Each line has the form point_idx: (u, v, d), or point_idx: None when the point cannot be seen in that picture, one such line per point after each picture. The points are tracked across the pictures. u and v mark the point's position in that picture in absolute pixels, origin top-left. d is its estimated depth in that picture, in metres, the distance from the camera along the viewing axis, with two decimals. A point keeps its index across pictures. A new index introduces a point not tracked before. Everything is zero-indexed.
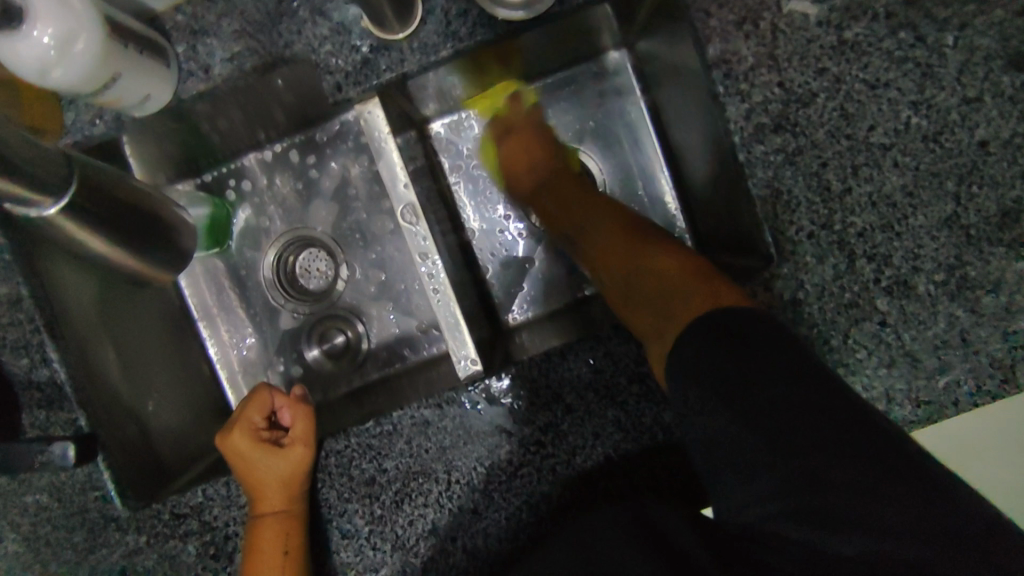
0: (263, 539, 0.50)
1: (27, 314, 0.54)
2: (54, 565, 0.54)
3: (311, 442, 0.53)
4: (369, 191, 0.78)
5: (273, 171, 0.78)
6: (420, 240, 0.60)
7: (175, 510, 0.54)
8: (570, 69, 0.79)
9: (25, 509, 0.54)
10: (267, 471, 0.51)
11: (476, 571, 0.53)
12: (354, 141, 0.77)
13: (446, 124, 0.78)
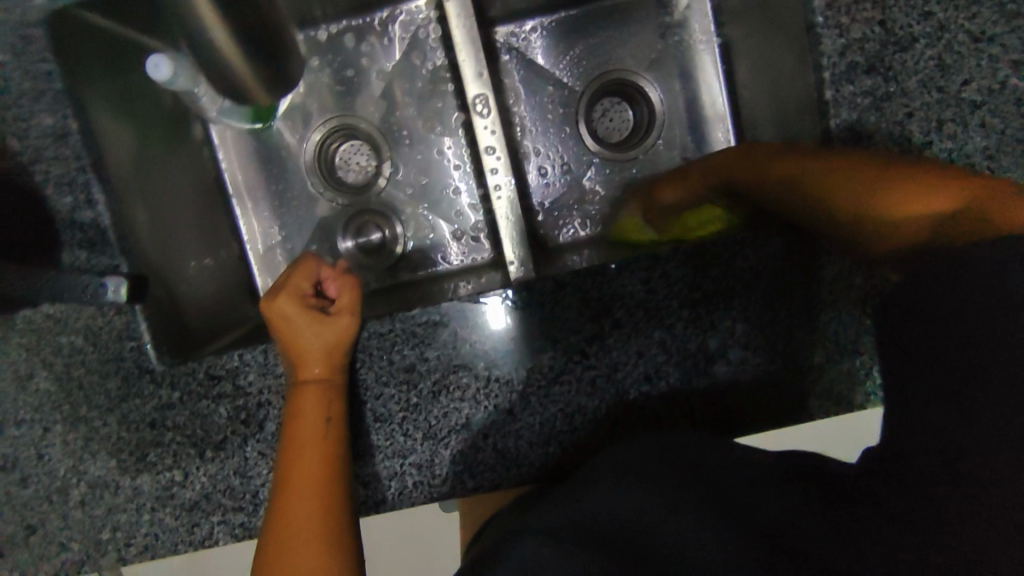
0: (303, 410, 0.51)
1: (73, 151, 0.52)
2: (84, 407, 0.54)
3: (356, 312, 0.54)
4: (421, 88, 0.75)
5: (324, 53, 0.75)
6: (487, 133, 0.59)
7: (211, 371, 0.54)
8: None
9: (59, 349, 0.53)
10: (310, 340, 0.51)
11: (503, 466, 0.55)
12: (415, 34, 0.75)
13: (514, 32, 0.77)
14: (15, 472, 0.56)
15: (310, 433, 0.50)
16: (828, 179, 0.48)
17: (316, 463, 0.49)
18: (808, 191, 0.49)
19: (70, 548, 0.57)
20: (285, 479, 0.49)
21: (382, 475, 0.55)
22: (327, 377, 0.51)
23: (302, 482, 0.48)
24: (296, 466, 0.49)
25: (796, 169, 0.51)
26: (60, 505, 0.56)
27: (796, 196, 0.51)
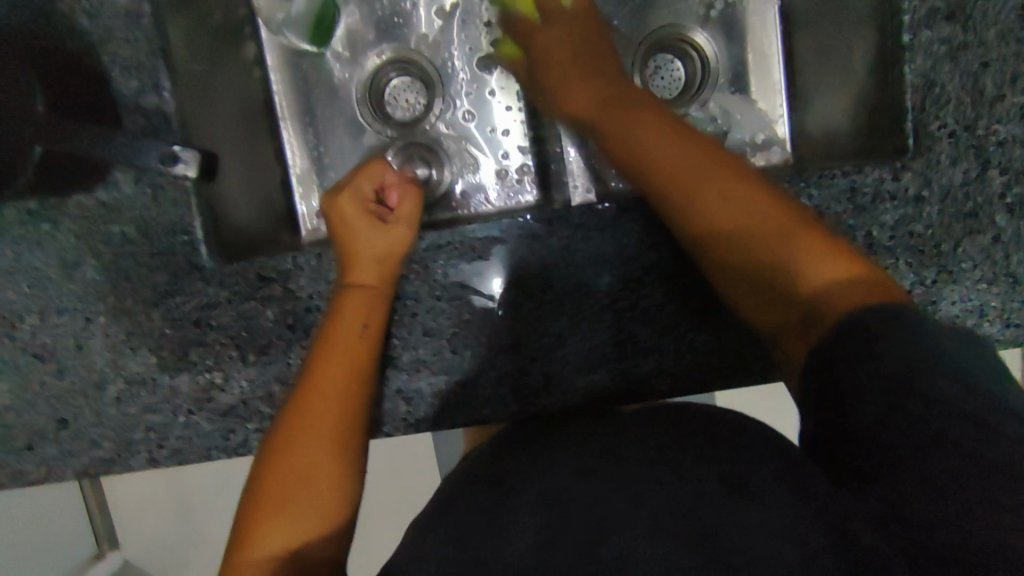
0: (343, 317, 0.50)
1: (145, 34, 0.51)
2: (129, 301, 0.53)
3: (413, 226, 0.54)
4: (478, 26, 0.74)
5: None
6: None
7: (260, 273, 0.53)
8: None
9: (110, 239, 0.52)
10: (367, 242, 0.52)
11: (547, 392, 0.54)
12: None
13: None
14: (52, 363, 0.54)
15: (348, 342, 0.50)
16: (733, 186, 0.50)
17: (347, 375, 0.49)
18: (725, 199, 0.49)
19: (102, 446, 0.56)
20: (310, 383, 0.49)
21: (426, 393, 0.54)
22: (377, 289, 0.51)
23: (331, 389, 0.49)
24: (327, 373, 0.49)
25: (708, 181, 0.50)
26: (96, 400, 0.55)
27: (712, 199, 0.50)
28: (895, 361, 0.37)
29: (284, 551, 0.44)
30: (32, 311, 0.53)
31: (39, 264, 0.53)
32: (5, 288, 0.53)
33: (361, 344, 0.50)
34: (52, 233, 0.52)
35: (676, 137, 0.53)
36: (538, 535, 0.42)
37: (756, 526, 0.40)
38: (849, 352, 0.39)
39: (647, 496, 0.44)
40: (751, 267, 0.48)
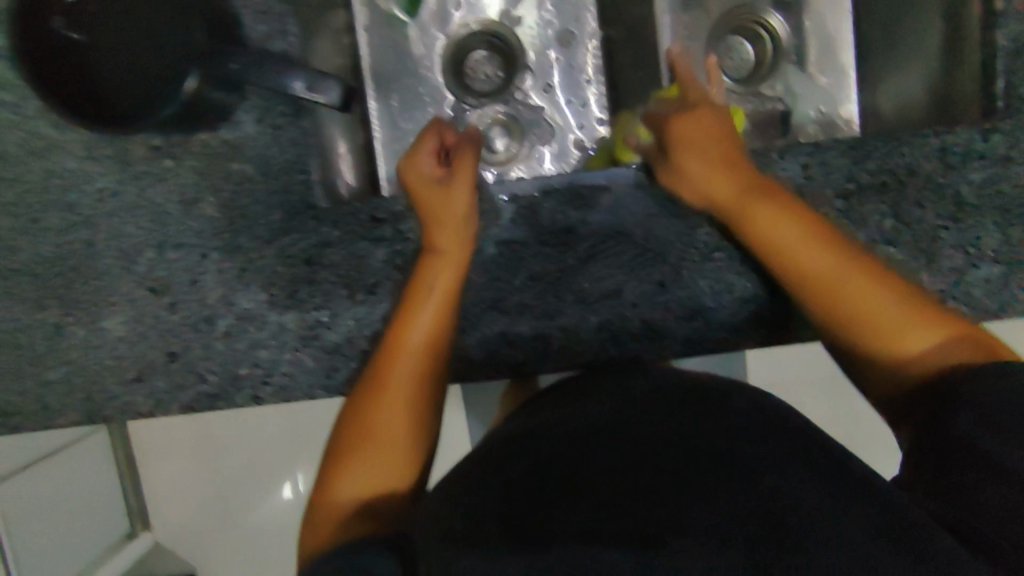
0: (428, 276, 0.49)
1: None
2: (244, 238, 0.55)
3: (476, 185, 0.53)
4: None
5: None
6: None
7: (373, 214, 0.55)
8: None
9: (230, 176, 0.54)
10: (446, 207, 0.51)
11: (646, 336, 0.57)
12: None
13: None
14: (166, 296, 0.56)
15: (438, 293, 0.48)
16: (840, 244, 0.43)
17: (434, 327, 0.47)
18: (821, 244, 0.43)
19: (208, 380, 0.57)
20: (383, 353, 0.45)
21: (526, 335, 0.57)
22: (459, 256, 0.50)
23: (419, 345, 0.46)
24: (416, 322, 0.46)
25: (781, 208, 0.45)
26: (206, 335, 0.57)
27: (805, 236, 0.43)
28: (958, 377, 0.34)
29: (357, 502, 0.40)
30: (150, 246, 0.55)
31: (160, 200, 0.55)
32: (125, 222, 0.55)
33: (448, 295, 0.48)
34: (174, 169, 0.54)
35: (737, 168, 0.48)
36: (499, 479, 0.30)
37: (793, 463, 0.29)
38: (976, 380, 0.32)
39: (682, 483, 0.27)
40: (861, 314, 0.40)
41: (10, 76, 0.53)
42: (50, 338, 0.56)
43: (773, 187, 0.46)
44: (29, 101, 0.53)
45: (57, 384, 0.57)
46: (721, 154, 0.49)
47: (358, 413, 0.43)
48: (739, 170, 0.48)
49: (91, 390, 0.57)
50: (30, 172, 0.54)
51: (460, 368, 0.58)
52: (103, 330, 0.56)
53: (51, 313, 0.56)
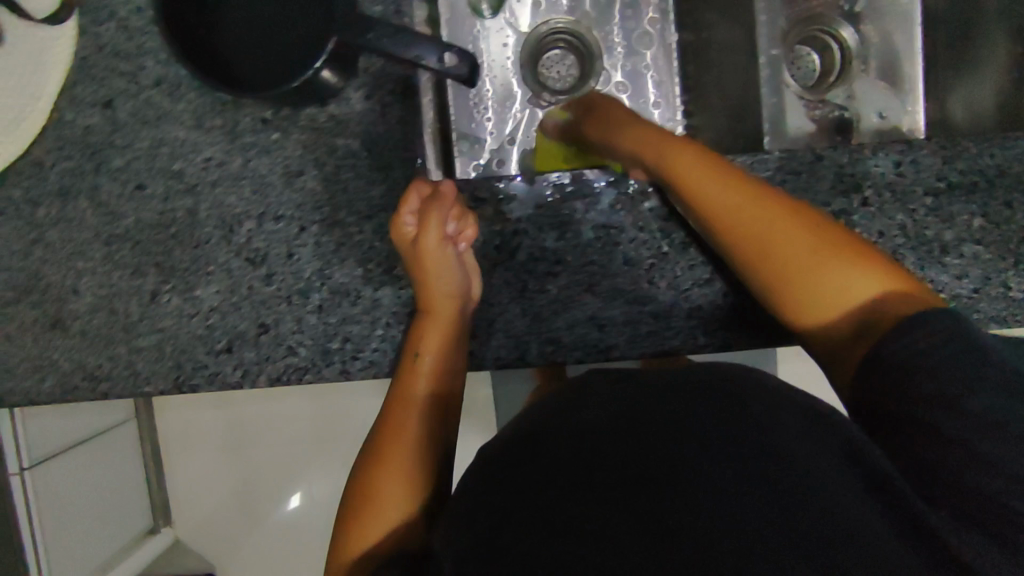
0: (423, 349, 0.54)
1: None
2: (343, 212, 0.56)
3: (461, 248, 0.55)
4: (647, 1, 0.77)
5: None
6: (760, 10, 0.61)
7: (475, 195, 0.57)
8: None
9: (335, 150, 0.56)
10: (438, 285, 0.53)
11: (736, 326, 0.57)
12: None
13: None
14: (264, 267, 0.56)
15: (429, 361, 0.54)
16: (819, 242, 0.48)
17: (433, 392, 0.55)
18: (815, 252, 0.48)
19: (298, 353, 0.57)
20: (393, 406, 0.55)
21: (618, 320, 0.57)
22: (448, 326, 0.54)
23: (422, 406, 0.54)
24: (416, 397, 0.54)
25: (773, 225, 0.49)
26: (299, 307, 0.57)
27: (795, 245, 0.48)
28: (908, 358, 0.39)
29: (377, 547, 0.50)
30: (251, 217, 0.56)
31: (264, 172, 0.56)
32: (229, 192, 0.56)
33: (443, 362, 0.55)
34: (281, 142, 0.56)
35: (736, 182, 0.51)
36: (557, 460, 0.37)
37: (802, 465, 0.36)
38: (918, 364, 0.39)
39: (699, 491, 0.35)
40: (844, 303, 0.47)
41: (130, 47, 0.55)
42: (145, 305, 0.56)
43: (763, 191, 0.50)
44: (145, 72, 0.55)
45: (149, 351, 0.57)
46: (716, 175, 0.51)
47: (366, 474, 0.53)
48: (739, 185, 0.51)
49: (180, 358, 0.57)
50: (140, 140, 0.56)
51: (550, 351, 0.57)
52: (197, 299, 0.57)
53: (149, 280, 0.56)
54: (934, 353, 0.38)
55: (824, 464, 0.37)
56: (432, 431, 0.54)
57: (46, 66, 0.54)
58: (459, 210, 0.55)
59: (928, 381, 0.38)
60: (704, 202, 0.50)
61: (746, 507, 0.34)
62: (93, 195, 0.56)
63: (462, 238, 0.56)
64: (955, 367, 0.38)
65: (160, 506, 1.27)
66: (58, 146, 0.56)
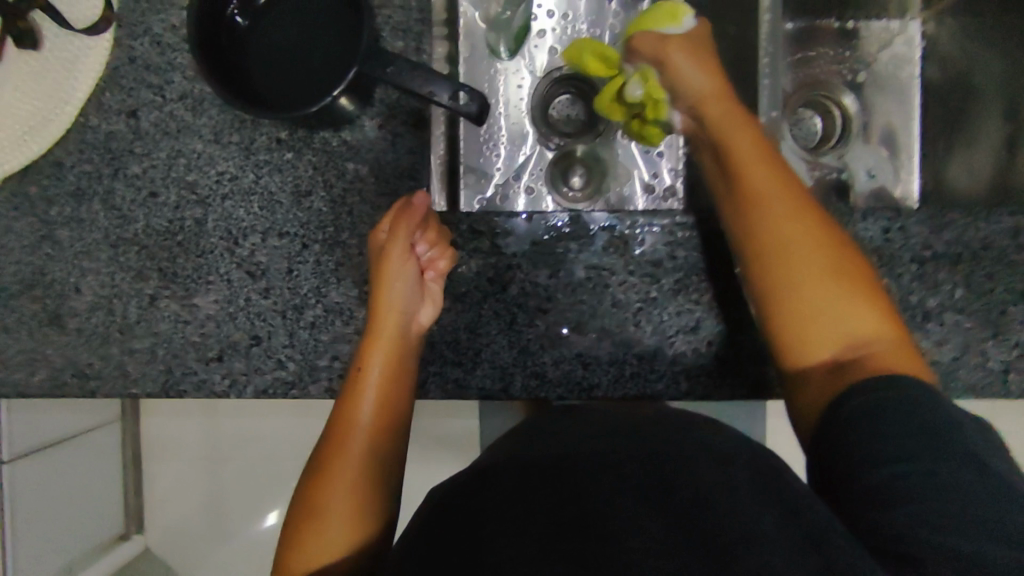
0: (368, 370, 0.54)
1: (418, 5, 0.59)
2: (346, 234, 0.58)
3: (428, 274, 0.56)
4: None
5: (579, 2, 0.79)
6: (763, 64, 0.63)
7: (473, 226, 0.58)
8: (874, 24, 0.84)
9: (344, 174, 0.58)
10: (394, 296, 0.54)
11: (718, 376, 0.58)
12: None
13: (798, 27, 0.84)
14: (262, 281, 0.58)
15: (375, 382, 0.54)
16: (840, 274, 0.48)
17: (379, 412, 0.54)
18: (832, 281, 0.48)
19: (286, 368, 0.57)
20: (338, 422, 0.54)
21: (604, 360, 0.58)
22: (401, 345, 0.55)
23: (366, 425, 0.53)
24: (359, 415, 0.53)
25: (804, 240, 0.49)
26: (293, 322, 0.57)
27: (817, 270, 0.48)
28: (867, 422, 0.40)
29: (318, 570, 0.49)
30: (256, 231, 0.58)
31: (274, 189, 0.58)
32: (238, 206, 0.58)
33: (387, 382, 0.54)
34: (293, 162, 0.58)
35: (786, 191, 0.50)
36: (498, 492, 0.37)
37: (742, 510, 0.34)
38: (879, 418, 0.40)
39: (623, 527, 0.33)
40: (832, 339, 0.47)
41: (160, 62, 0.58)
42: (144, 308, 0.58)
43: (804, 206, 0.50)
44: (171, 86, 0.58)
45: (141, 354, 0.57)
46: (772, 178, 0.51)
47: (310, 493, 0.52)
48: (795, 196, 0.50)
49: (171, 363, 0.57)
50: (159, 149, 0.58)
51: (535, 385, 0.58)
52: (194, 306, 0.58)
53: (151, 284, 0.58)
54: (890, 416, 0.39)
55: (756, 499, 0.35)
56: (380, 452, 0.53)
57: (76, 75, 0.57)
58: (436, 234, 0.56)
59: (874, 446, 0.39)
60: (758, 196, 0.50)
61: (671, 548, 0.32)
62: (107, 197, 0.58)
63: (432, 266, 0.57)
64: (895, 435, 0.39)
65: (133, 511, 1.26)
66: (80, 148, 0.58)
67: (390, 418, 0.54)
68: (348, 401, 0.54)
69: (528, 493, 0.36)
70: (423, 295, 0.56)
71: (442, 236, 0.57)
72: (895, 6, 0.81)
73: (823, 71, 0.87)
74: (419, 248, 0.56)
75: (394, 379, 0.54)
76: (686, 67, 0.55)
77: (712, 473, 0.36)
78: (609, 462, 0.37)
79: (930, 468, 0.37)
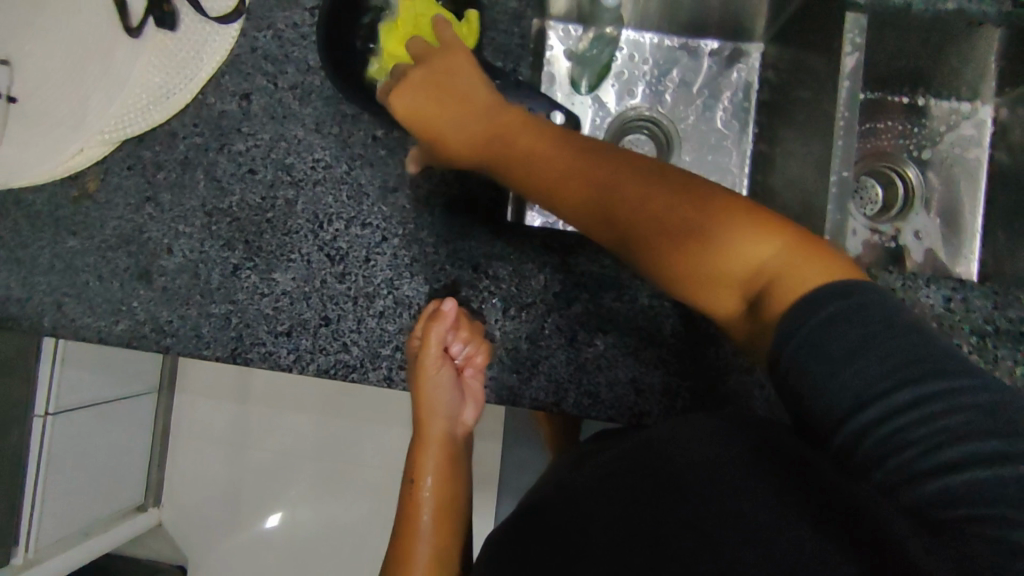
0: (422, 488, 0.61)
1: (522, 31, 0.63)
2: (425, 233, 0.60)
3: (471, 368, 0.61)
4: (733, 114, 0.88)
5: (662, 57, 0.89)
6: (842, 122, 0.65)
7: (546, 241, 0.60)
8: (944, 102, 0.86)
9: (431, 176, 0.61)
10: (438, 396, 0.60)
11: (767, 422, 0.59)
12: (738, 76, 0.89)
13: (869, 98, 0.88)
14: (340, 266, 0.61)
15: (429, 494, 0.61)
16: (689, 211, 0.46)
17: (437, 516, 0.60)
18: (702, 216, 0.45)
19: (350, 351, 0.60)
20: (402, 512, 0.61)
21: (656, 388, 0.59)
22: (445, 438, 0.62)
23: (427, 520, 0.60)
24: (422, 522, 0.59)
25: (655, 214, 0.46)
26: (362, 308, 0.60)
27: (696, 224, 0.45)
28: (814, 349, 0.38)
29: None
30: (341, 218, 0.61)
31: (364, 181, 0.61)
32: (328, 192, 0.61)
33: (438, 488, 0.61)
34: (384, 159, 0.61)
35: (594, 175, 0.48)
36: (560, 513, 0.48)
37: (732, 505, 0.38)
38: (834, 332, 0.37)
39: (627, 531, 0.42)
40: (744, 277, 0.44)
41: (278, 54, 0.63)
42: (226, 276, 0.61)
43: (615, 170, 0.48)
44: (284, 76, 0.63)
45: (217, 318, 0.60)
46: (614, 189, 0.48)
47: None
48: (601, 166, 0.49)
49: (242, 332, 0.60)
50: (264, 132, 0.62)
51: (586, 404, 0.59)
52: (273, 281, 0.61)
53: (236, 255, 0.61)
54: (853, 331, 0.37)
55: (749, 496, 0.38)
56: (451, 542, 0.60)
57: (203, 56, 0.62)
58: (469, 331, 0.59)
59: (842, 379, 0.36)
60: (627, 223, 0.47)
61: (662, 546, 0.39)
62: (210, 169, 0.62)
63: (471, 361, 0.60)
64: (867, 343, 0.36)
65: (154, 484, 1.28)
66: (194, 122, 0.63)
67: (449, 516, 0.61)
68: (405, 513, 0.60)
69: (570, 520, 0.47)
70: (465, 391, 0.62)
71: (478, 328, 0.60)
72: (964, 91, 0.83)
73: (887, 145, 0.89)
74: (453, 347, 0.59)
75: (444, 486, 0.61)
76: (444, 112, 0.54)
77: (723, 481, 0.40)
78: (635, 487, 0.45)
79: (929, 390, 0.34)
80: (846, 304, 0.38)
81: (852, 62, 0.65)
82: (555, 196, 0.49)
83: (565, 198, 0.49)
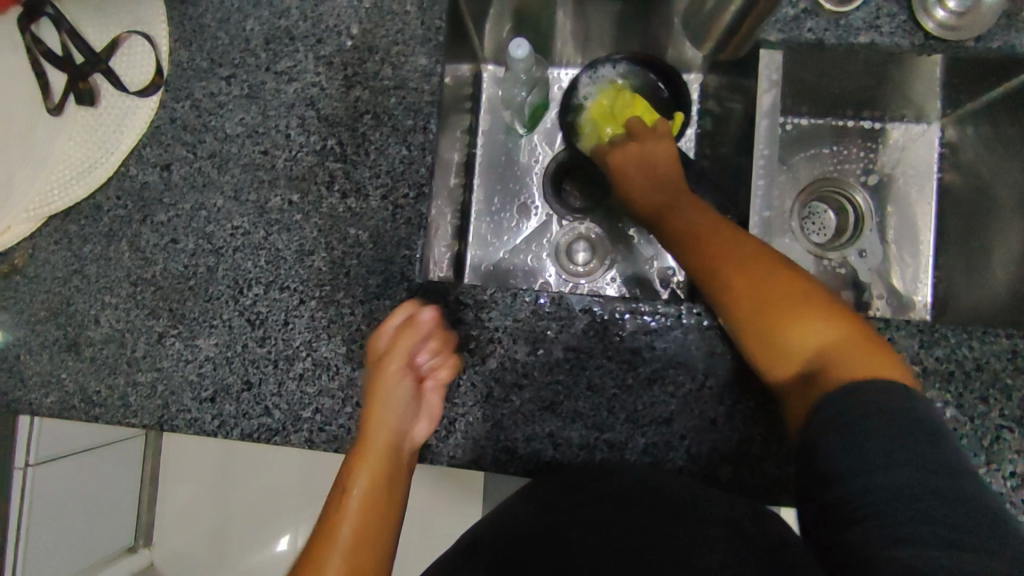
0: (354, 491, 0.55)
1: (430, 88, 0.63)
2: (342, 294, 0.62)
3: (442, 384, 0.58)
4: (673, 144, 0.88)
5: None
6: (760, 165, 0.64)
7: (459, 298, 0.60)
8: (886, 125, 0.85)
9: (346, 238, 0.62)
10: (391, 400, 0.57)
11: (687, 472, 0.59)
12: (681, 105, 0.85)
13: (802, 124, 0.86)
14: (260, 330, 0.62)
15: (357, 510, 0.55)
16: (789, 287, 0.53)
17: (355, 536, 0.54)
18: (788, 285, 0.53)
19: (272, 415, 0.61)
20: (316, 537, 0.55)
21: (574, 442, 0.59)
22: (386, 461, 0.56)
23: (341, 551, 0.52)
24: (340, 533, 0.53)
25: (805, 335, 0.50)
26: (283, 372, 0.61)
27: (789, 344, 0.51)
28: (853, 439, 0.42)
29: None
30: (260, 283, 0.62)
31: (280, 246, 0.63)
32: (247, 258, 0.63)
33: (365, 502, 0.55)
34: (300, 224, 0.63)
35: (736, 238, 0.58)
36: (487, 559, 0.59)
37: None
38: (858, 423, 0.42)
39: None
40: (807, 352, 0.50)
41: (196, 123, 0.65)
42: (151, 345, 0.62)
43: (734, 236, 0.58)
44: (203, 145, 0.65)
45: (144, 387, 0.62)
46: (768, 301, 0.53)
47: None
48: (758, 249, 0.56)
49: (169, 399, 0.62)
50: (184, 201, 0.64)
51: (505, 460, 0.59)
52: (196, 347, 0.62)
53: (160, 323, 0.63)
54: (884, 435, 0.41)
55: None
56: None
57: (122, 131, 0.64)
58: (440, 342, 0.58)
59: (851, 459, 0.41)
60: (722, 273, 0.55)
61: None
62: (134, 239, 0.64)
63: (434, 374, 0.58)
64: (892, 445, 0.40)
65: (144, 525, 1.31)
66: (117, 195, 0.64)
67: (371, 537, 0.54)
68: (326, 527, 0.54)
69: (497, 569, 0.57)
70: (420, 407, 0.58)
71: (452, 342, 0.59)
72: (911, 114, 0.81)
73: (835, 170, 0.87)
74: (419, 359, 0.58)
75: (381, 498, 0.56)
76: (628, 163, 0.74)
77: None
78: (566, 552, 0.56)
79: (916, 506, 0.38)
80: (891, 418, 0.42)
81: (769, 100, 0.66)
82: (694, 254, 0.59)
83: (698, 250, 0.59)
